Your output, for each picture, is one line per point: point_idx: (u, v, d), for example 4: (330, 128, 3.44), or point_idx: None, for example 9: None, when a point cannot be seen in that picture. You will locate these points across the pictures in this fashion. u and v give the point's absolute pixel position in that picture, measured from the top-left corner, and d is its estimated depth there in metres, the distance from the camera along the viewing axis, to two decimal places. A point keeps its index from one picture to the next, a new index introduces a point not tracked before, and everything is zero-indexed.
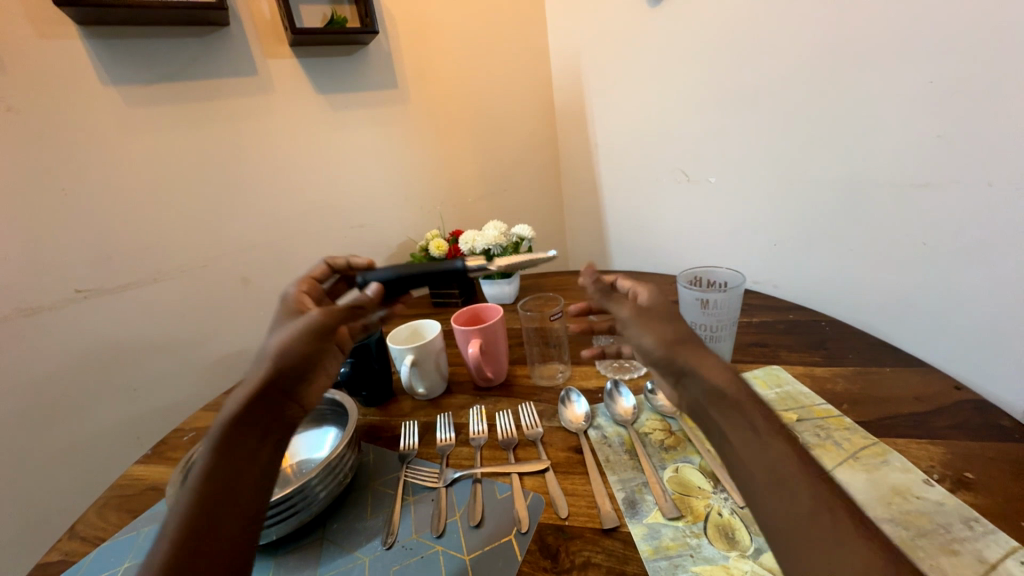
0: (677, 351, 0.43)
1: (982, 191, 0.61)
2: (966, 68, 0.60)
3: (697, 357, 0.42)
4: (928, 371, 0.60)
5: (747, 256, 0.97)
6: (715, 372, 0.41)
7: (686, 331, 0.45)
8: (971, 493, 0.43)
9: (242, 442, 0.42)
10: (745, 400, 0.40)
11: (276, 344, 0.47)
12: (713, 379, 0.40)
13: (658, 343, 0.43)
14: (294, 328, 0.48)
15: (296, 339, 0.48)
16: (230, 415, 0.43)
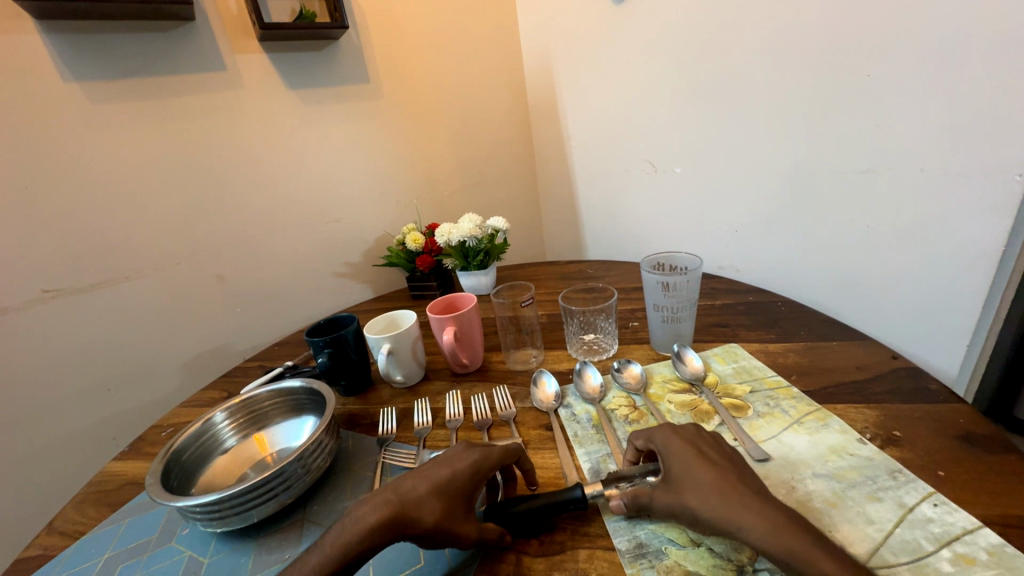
0: (714, 510, 0.37)
1: (916, 174, 0.68)
2: (901, 62, 0.65)
3: (733, 512, 0.37)
4: (870, 343, 0.65)
5: (711, 242, 1.02)
6: (754, 520, 0.36)
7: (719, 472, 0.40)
8: (898, 449, 0.48)
9: None
10: (796, 543, 0.34)
11: (417, 495, 0.42)
12: (755, 533, 0.35)
13: (692, 510, 0.39)
14: (442, 488, 0.43)
15: (432, 501, 0.42)
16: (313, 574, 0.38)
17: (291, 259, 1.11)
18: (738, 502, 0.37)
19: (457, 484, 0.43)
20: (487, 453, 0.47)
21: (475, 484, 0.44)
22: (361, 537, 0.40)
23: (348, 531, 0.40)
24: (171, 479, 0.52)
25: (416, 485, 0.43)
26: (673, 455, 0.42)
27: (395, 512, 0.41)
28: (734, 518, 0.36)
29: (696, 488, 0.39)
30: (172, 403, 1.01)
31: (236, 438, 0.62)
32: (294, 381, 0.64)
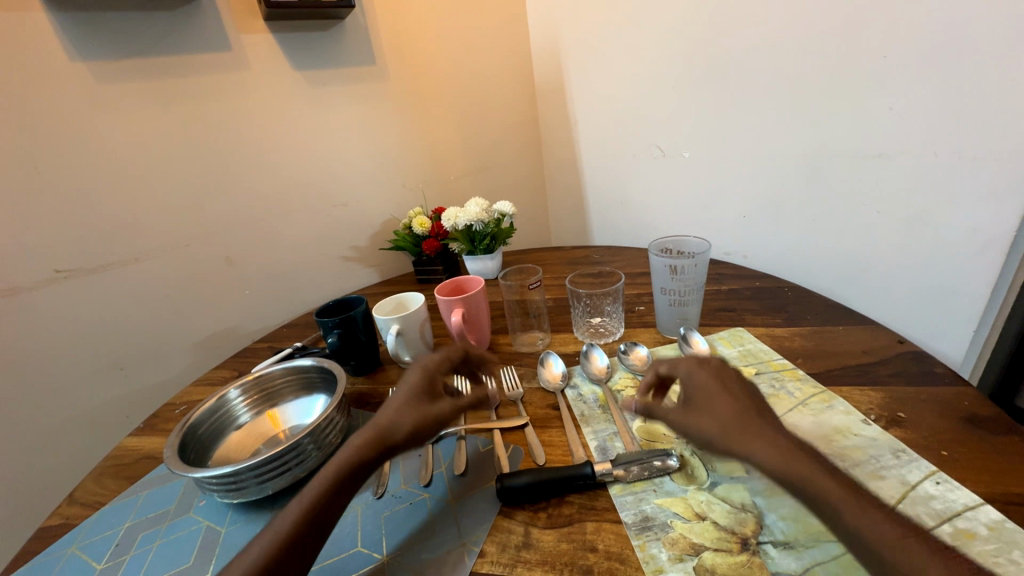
0: (722, 437, 0.39)
1: (928, 159, 0.67)
2: (915, 45, 0.64)
3: (741, 438, 0.39)
4: (877, 327, 0.66)
5: (719, 228, 1.01)
6: (759, 446, 0.38)
7: (740, 405, 0.41)
8: (901, 429, 0.48)
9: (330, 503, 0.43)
10: (796, 469, 0.36)
11: (388, 409, 0.48)
12: (762, 459, 0.37)
13: (705, 435, 0.41)
14: (405, 395, 0.50)
15: (399, 405, 0.49)
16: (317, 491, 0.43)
17: (298, 242, 1.12)
18: (754, 434, 0.39)
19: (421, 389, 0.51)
20: (427, 362, 0.54)
21: (434, 386, 0.52)
22: (342, 473, 0.44)
23: (321, 481, 0.43)
24: (189, 452, 0.54)
25: (391, 402, 0.49)
26: (698, 386, 0.44)
27: (376, 423, 0.47)
28: (747, 447, 0.38)
29: (715, 416, 0.41)
30: (183, 383, 1.03)
31: (250, 414, 0.63)
32: (306, 360, 0.65)
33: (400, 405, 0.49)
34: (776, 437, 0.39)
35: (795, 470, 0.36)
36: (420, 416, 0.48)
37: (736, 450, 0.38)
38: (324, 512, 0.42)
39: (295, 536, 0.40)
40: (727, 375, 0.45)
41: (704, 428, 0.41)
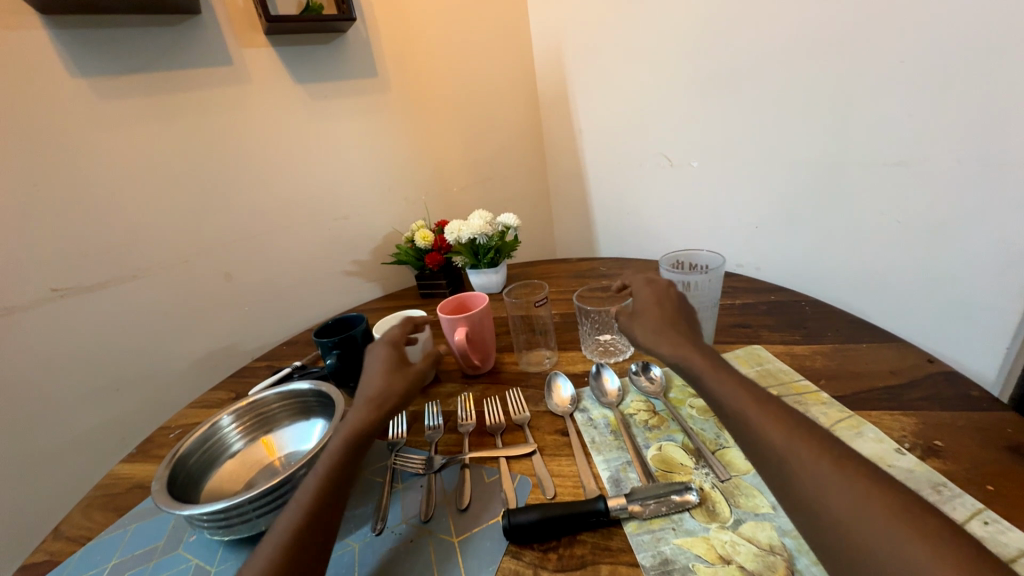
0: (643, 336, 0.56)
1: (952, 167, 0.64)
2: (938, 49, 0.61)
3: (653, 339, 0.55)
4: (904, 346, 0.62)
5: (729, 238, 0.99)
6: (665, 347, 0.53)
7: (662, 316, 0.56)
8: (940, 460, 0.45)
9: (349, 468, 0.47)
10: (688, 359, 0.50)
11: (372, 384, 0.55)
12: (665, 354, 0.52)
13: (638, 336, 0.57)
14: (382, 366, 0.57)
15: (377, 374, 0.56)
16: (335, 459, 0.47)
17: (300, 258, 1.10)
18: (666, 336, 0.53)
19: (389, 359, 0.58)
20: (386, 337, 0.62)
21: (400, 354, 0.59)
22: (337, 466, 0.46)
23: (320, 478, 0.45)
24: (178, 486, 0.51)
25: (377, 379, 0.55)
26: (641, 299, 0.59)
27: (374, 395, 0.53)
28: (656, 344, 0.54)
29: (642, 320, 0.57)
30: (180, 403, 1.00)
31: (244, 441, 0.60)
32: (303, 384, 0.62)
33: (383, 378, 0.55)
34: (680, 340, 0.53)
35: (692, 362, 0.50)
36: (402, 381, 0.56)
37: (648, 346, 0.55)
38: (322, 514, 0.43)
39: (299, 534, 0.42)
40: (663, 293, 0.59)
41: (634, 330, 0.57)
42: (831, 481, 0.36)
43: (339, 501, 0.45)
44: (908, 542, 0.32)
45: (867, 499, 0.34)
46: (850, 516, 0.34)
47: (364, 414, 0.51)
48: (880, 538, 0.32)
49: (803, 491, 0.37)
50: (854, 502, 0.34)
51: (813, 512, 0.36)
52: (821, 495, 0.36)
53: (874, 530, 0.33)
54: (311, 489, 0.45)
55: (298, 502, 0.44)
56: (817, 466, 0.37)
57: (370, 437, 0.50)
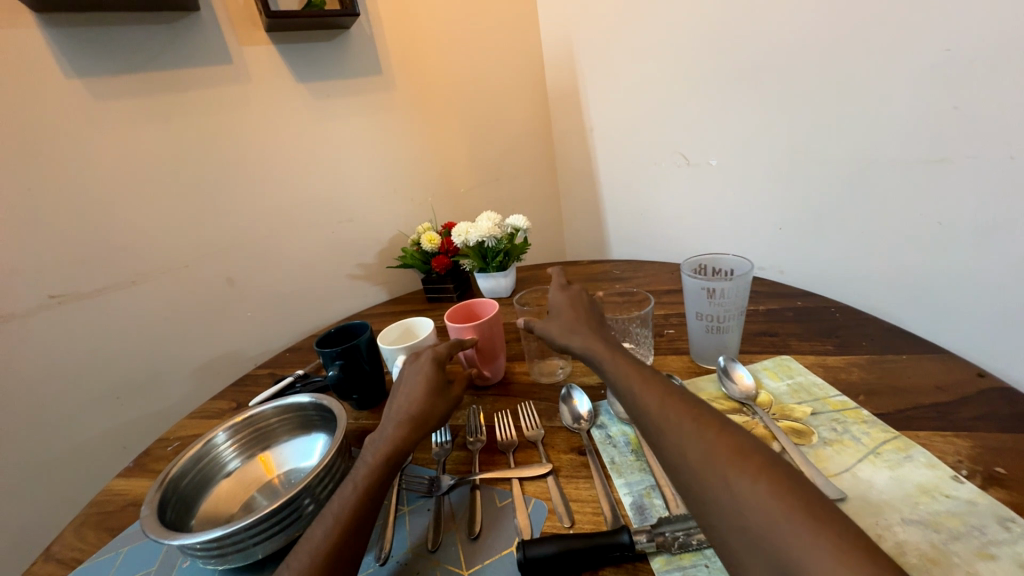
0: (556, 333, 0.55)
1: (1004, 164, 0.58)
2: (989, 35, 0.56)
3: (563, 334, 0.54)
4: (950, 358, 0.57)
5: (753, 240, 0.94)
6: (574, 341, 0.53)
7: (574, 316, 0.56)
8: (1004, 491, 0.40)
9: (377, 499, 0.43)
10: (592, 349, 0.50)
11: (410, 403, 0.50)
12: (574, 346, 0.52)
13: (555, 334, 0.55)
14: (424, 385, 0.51)
15: (417, 393, 0.51)
16: (364, 489, 0.43)
17: (303, 261, 1.07)
18: (576, 331, 0.53)
19: (432, 373, 0.53)
20: (436, 352, 0.55)
21: (444, 375, 0.54)
22: (365, 496, 0.42)
23: (348, 506, 0.41)
24: (170, 511, 0.48)
25: (416, 399, 0.50)
26: (554, 299, 0.59)
27: (412, 419, 0.48)
28: (568, 340, 0.53)
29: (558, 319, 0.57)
30: (183, 410, 0.98)
31: (240, 459, 0.57)
32: (303, 397, 0.59)
33: (422, 398, 0.50)
34: (591, 334, 0.52)
35: (596, 349, 0.49)
36: (439, 405, 0.51)
37: (562, 342, 0.54)
38: (347, 547, 0.39)
39: (330, 560, 0.38)
40: (578, 297, 0.59)
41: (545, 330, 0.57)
42: (689, 437, 0.35)
43: (365, 534, 0.41)
44: (756, 496, 0.30)
45: (714, 451, 0.33)
46: (701, 469, 0.33)
47: (397, 440, 0.47)
48: (722, 486, 0.32)
49: (670, 453, 0.36)
50: (706, 454, 0.33)
51: (679, 473, 0.35)
52: (681, 453, 0.35)
53: (718, 480, 0.32)
54: (345, 510, 0.41)
55: (331, 521, 0.40)
56: (679, 426, 0.36)
57: (402, 459, 0.47)
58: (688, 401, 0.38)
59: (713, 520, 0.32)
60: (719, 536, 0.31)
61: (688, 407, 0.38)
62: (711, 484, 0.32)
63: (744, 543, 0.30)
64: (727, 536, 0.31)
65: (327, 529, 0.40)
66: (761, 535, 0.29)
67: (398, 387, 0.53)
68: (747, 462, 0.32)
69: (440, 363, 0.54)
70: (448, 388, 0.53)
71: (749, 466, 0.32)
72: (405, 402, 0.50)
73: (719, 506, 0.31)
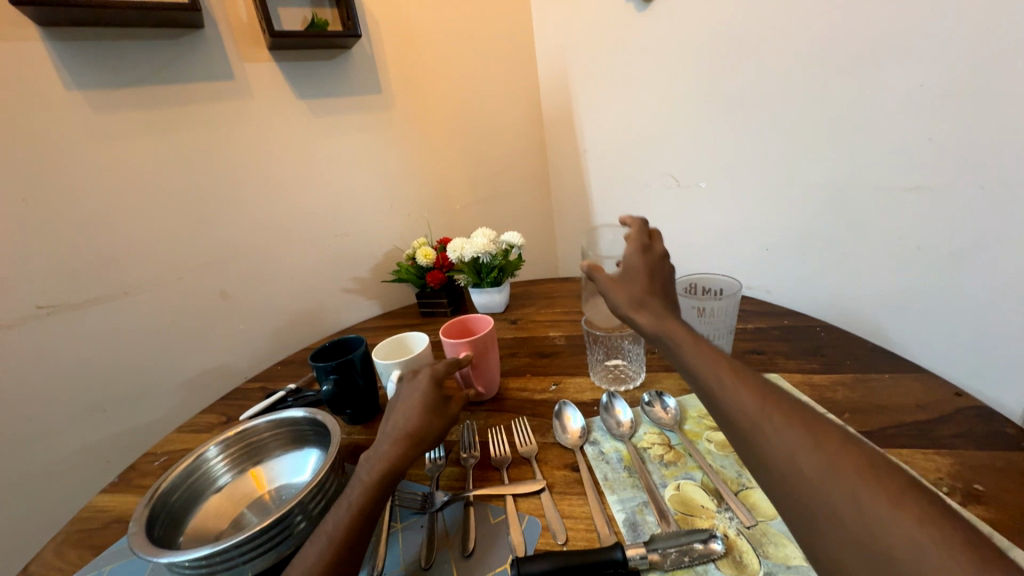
0: (624, 305, 0.51)
1: (975, 192, 0.61)
2: (956, 73, 0.60)
3: (633, 307, 0.50)
4: (929, 377, 0.59)
5: (739, 259, 0.97)
6: (645, 316, 0.49)
7: (649, 290, 0.52)
8: (983, 507, 0.42)
9: (370, 520, 0.43)
10: (669, 329, 0.47)
11: (405, 422, 0.50)
12: (643, 323, 0.49)
13: (630, 303, 0.51)
14: (420, 403, 0.51)
15: (413, 411, 0.51)
16: (357, 508, 0.43)
17: (297, 274, 1.07)
18: (649, 306, 0.50)
19: (429, 391, 0.53)
20: (432, 370, 0.55)
21: (441, 393, 0.54)
22: (359, 517, 0.42)
23: (341, 526, 0.41)
24: (158, 527, 0.47)
25: (412, 418, 0.50)
26: (629, 262, 0.54)
27: (408, 438, 0.48)
28: (637, 312, 0.50)
29: (630, 286, 0.52)
30: (170, 425, 0.96)
31: (231, 475, 0.57)
32: (296, 412, 0.59)
33: (418, 416, 0.50)
34: (665, 312, 0.49)
35: (675, 330, 0.46)
36: (436, 423, 0.51)
37: (627, 313, 0.51)
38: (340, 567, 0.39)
39: None
40: (654, 268, 0.54)
41: (612, 295, 0.53)
42: (798, 443, 0.32)
43: (358, 557, 0.41)
44: (882, 509, 0.28)
45: (837, 464, 0.30)
46: (821, 481, 0.30)
47: (392, 459, 0.46)
48: (848, 503, 0.29)
49: (772, 460, 0.33)
50: (825, 467, 0.31)
51: (783, 484, 0.32)
52: (791, 462, 0.32)
53: (844, 495, 0.29)
54: (339, 531, 0.41)
55: (325, 542, 0.40)
56: (788, 429, 0.33)
57: (397, 478, 0.46)
58: (791, 404, 0.35)
59: (824, 533, 0.29)
60: (827, 546, 0.29)
61: (792, 411, 0.35)
62: (832, 499, 0.30)
63: (869, 568, 0.27)
64: (840, 550, 0.29)
65: (319, 551, 0.40)
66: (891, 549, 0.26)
67: (394, 405, 0.53)
68: (883, 482, 0.29)
69: (436, 381, 0.54)
70: (444, 407, 0.53)
71: (882, 485, 0.29)
72: (400, 421, 0.50)
73: (843, 525, 0.29)
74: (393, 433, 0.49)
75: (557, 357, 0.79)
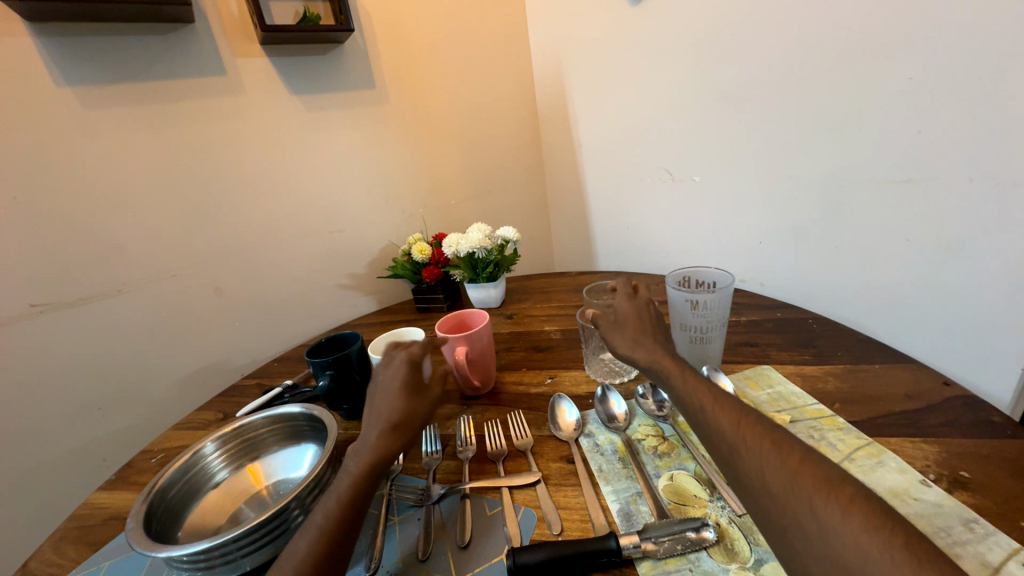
0: (620, 345, 0.54)
1: (964, 185, 0.62)
2: (948, 66, 0.60)
3: (629, 346, 0.53)
4: (918, 367, 0.60)
5: (734, 253, 0.97)
6: (640, 351, 0.52)
7: (642, 328, 0.54)
8: (969, 493, 0.43)
9: (359, 508, 0.43)
10: (663, 361, 0.50)
11: (389, 409, 0.50)
12: (638, 357, 0.52)
13: (624, 345, 0.54)
14: (400, 389, 0.51)
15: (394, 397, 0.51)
16: (345, 498, 0.43)
17: (292, 271, 1.07)
18: (642, 342, 0.53)
19: (407, 377, 0.53)
20: (409, 354, 0.55)
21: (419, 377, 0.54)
22: (348, 506, 0.43)
23: (330, 514, 0.42)
24: (156, 522, 0.47)
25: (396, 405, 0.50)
26: (621, 307, 0.57)
27: (392, 425, 0.48)
28: (632, 350, 0.53)
29: (621, 328, 0.56)
30: (167, 422, 0.96)
31: (228, 470, 0.57)
32: (293, 407, 0.59)
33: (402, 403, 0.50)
34: (657, 346, 0.52)
35: (664, 362, 0.49)
36: (420, 408, 0.51)
37: (625, 353, 0.54)
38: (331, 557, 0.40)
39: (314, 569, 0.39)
40: (646, 310, 0.57)
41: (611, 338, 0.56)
42: (766, 459, 0.36)
43: (347, 545, 0.41)
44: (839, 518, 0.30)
45: (799, 477, 0.33)
46: (782, 492, 0.34)
47: (380, 447, 0.47)
48: (808, 513, 0.32)
49: (747, 475, 0.36)
50: (789, 480, 0.34)
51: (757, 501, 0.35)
52: (760, 476, 0.35)
53: (802, 506, 0.32)
54: (329, 520, 0.41)
55: (315, 532, 0.41)
56: (758, 446, 0.37)
57: (386, 466, 0.47)
58: (764, 424, 0.39)
59: (794, 544, 0.32)
60: (798, 556, 0.32)
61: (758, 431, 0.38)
62: (794, 506, 0.33)
63: (827, 568, 0.30)
64: (807, 561, 0.31)
65: (309, 539, 0.40)
66: (849, 561, 0.29)
67: (374, 394, 0.53)
68: (839, 494, 0.32)
69: (413, 365, 0.54)
70: (425, 391, 0.53)
71: (837, 497, 0.32)
72: (384, 408, 0.50)
73: (809, 530, 0.31)
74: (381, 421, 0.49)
75: (553, 351, 0.79)
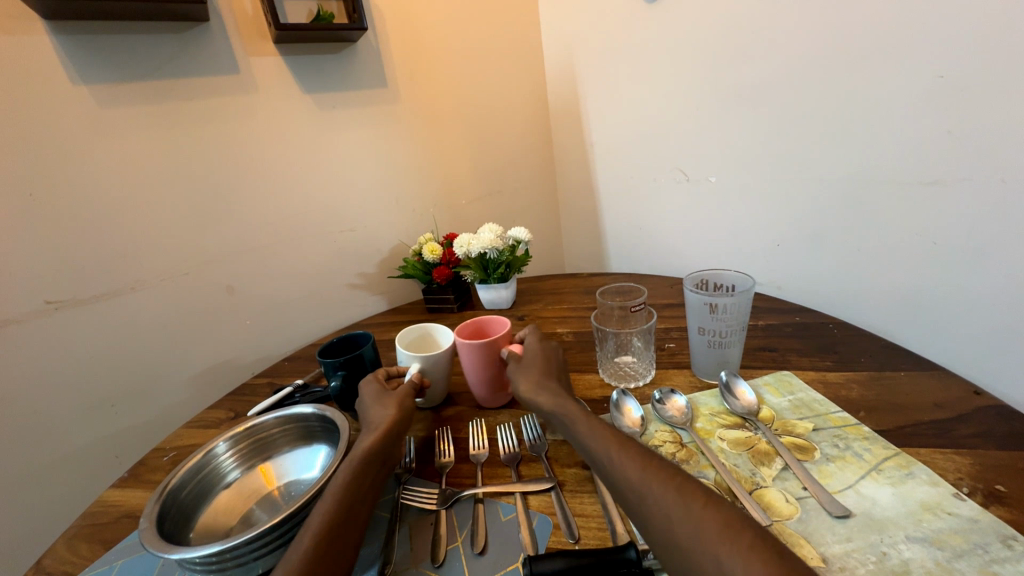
0: (526, 388, 0.58)
1: (995, 187, 0.60)
2: (981, 63, 0.58)
3: (534, 389, 0.57)
4: (946, 376, 0.58)
5: (751, 255, 0.96)
6: (543, 396, 0.56)
7: (547, 373, 0.59)
8: (1006, 508, 0.41)
9: (359, 492, 0.44)
10: (561, 407, 0.53)
11: (374, 413, 0.54)
12: (542, 401, 0.55)
13: (530, 390, 0.57)
14: (375, 397, 0.57)
15: (372, 405, 0.56)
16: (344, 489, 0.44)
17: (303, 270, 1.07)
18: (545, 386, 0.57)
19: (375, 389, 0.58)
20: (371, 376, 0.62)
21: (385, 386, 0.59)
22: (348, 492, 0.44)
23: (332, 500, 0.43)
24: (168, 522, 0.47)
25: (381, 409, 0.54)
26: (531, 349, 0.62)
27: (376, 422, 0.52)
28: (536, 394, 0.56)
29: (526, 373, 0.60)
30: (178, 420, 0.96)
31: (240, 470, 0.57)
32: (305, 408, 0.58)
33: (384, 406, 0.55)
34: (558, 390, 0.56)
35: (565, 407, 0.53)
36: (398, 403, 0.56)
37: (528, 396, 0.57)
38: (335, 542, 0.40)
39: (321, 550, 0.39)
40: (552, 354, 0.62)
41: (521, 381, 0.59)
42: None
43: (352, 527, 0.42)
44: None
45: None
46: None
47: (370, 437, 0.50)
48: None
49: None
50: None
51: None
52: None
53: None
54: (331, 508, 0.42)
55: (319, 521, 0.41)
56: None
57: (382, 463, 0.49)
58: None
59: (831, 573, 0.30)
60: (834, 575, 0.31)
61: (698, 491, 0.38)
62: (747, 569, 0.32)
63: None
64: None
65: (311, 523, 0.41)
66: None
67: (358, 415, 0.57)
68: None
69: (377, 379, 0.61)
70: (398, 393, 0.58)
71: None
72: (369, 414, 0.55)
73: None
74: (370, 423, 0.53)
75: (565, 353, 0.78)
